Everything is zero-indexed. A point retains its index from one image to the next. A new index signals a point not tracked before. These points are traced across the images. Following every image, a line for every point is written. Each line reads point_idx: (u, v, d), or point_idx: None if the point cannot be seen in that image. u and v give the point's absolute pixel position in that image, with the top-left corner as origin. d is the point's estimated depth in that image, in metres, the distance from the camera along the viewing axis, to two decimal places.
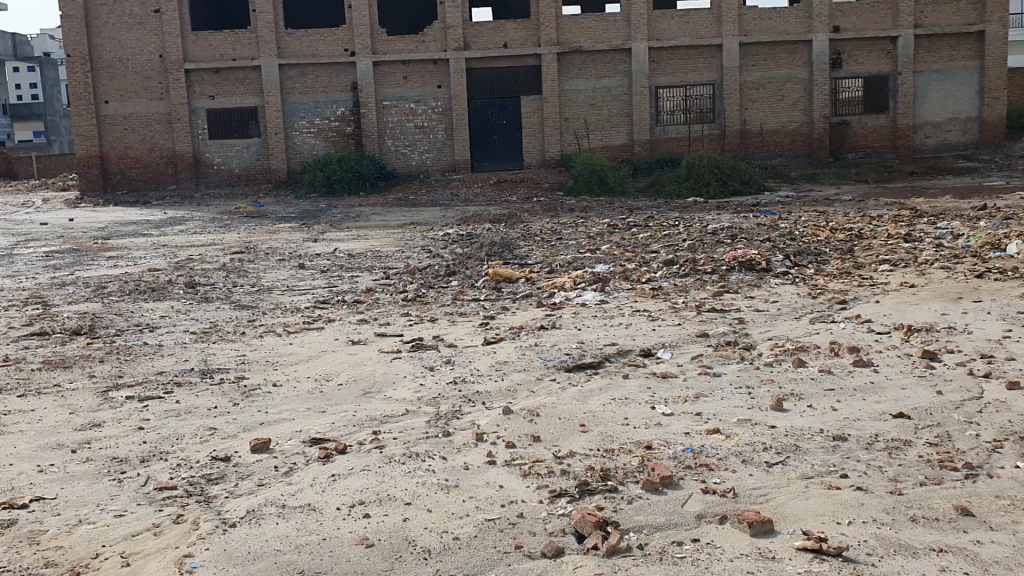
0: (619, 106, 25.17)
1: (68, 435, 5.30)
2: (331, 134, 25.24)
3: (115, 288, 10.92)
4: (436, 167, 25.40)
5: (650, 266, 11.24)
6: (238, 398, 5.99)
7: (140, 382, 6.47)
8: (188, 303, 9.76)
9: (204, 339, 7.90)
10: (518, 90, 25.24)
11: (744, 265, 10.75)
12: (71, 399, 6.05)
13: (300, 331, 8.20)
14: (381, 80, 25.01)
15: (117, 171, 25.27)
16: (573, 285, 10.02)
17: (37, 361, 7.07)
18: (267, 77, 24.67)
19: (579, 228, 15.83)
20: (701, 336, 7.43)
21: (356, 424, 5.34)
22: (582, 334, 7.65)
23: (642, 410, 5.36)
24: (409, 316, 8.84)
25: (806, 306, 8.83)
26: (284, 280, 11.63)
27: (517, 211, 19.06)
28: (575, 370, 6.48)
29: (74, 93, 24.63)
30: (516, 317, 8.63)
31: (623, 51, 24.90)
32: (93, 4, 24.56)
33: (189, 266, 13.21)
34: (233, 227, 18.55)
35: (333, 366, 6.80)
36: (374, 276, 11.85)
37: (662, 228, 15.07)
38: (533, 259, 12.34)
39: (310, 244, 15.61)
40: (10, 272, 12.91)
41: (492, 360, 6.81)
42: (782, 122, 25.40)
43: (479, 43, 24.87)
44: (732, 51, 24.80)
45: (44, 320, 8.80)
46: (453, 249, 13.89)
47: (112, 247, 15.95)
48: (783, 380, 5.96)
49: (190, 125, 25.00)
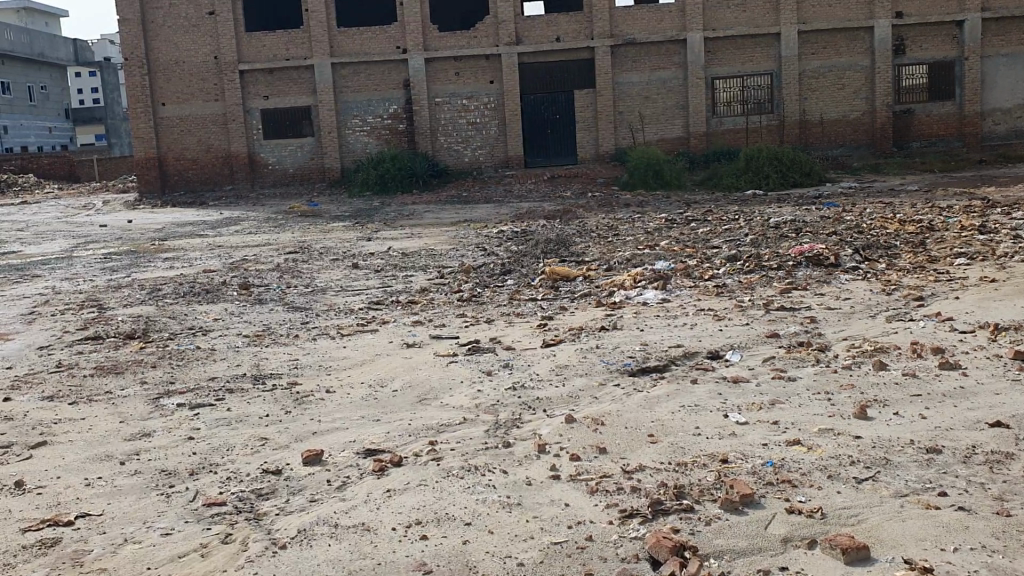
0: (674, 98, 24.68)
1: (117, 446, 5.14)
2: (385, 132, 25.16)
3: (170, 290, 10.85)
4: (489, 163, 25.19)
5: (712, 262, 10.85)
6: (291, 406, 5.78)
7: (192, 388, 6.30)
8: (242, 306, 9.63)
9: (257, 343, 7.75)
10: (571, 83, 24.88)
11: (811, 261, 10.32)
12: (122, 407, 5.91)
13: (353, 334, 7.99)
14: (433, 76, 24.86)
15: (174, 172, 25.44)
16: (632, 283, 9.67)
17: (90, 368, 6.95)
18: (320, 77, 24.68)
19: (636, 223, 15.48)
20: (771, 337, 7.08)
21: (412, 433, 5.10)
22: (645, 336, 7.33)
23: (714, 419, 5.05)
24: (464, 317, 8.57)
25: (881, 304, 8.39)
26: (337, 281, 11.47)
27: (572, 206, 18.74)
28: (639, 374, 6.19)
29: (132, 96, 24.87)
30: (576, 318, 8.33)
31: (678, 43, 24.43)
32: (148, 8, 24.72)
33: (243, 267, 13.13)
34: (288, 227, 18.51)
35: (388, 371, 6.57)
36: (428, 275, 11.64)
37: (722, 222, 14.65)
38: (590, 256, 12.03)
39: (364, 244, 15.46)
40: (68, 276, 12.94)
41: (552, 364, 6.52)
42: (843, 112, 24.70)
43: (531, 38, 24.57)
44: (791, 39, 24.16)
45: (99, 324, 8.72)
46: (508, 246, 13.63)
47: (169, 249, 16.03)
48: (864, 385, 5.57)
49: (246, 126, 25.11)
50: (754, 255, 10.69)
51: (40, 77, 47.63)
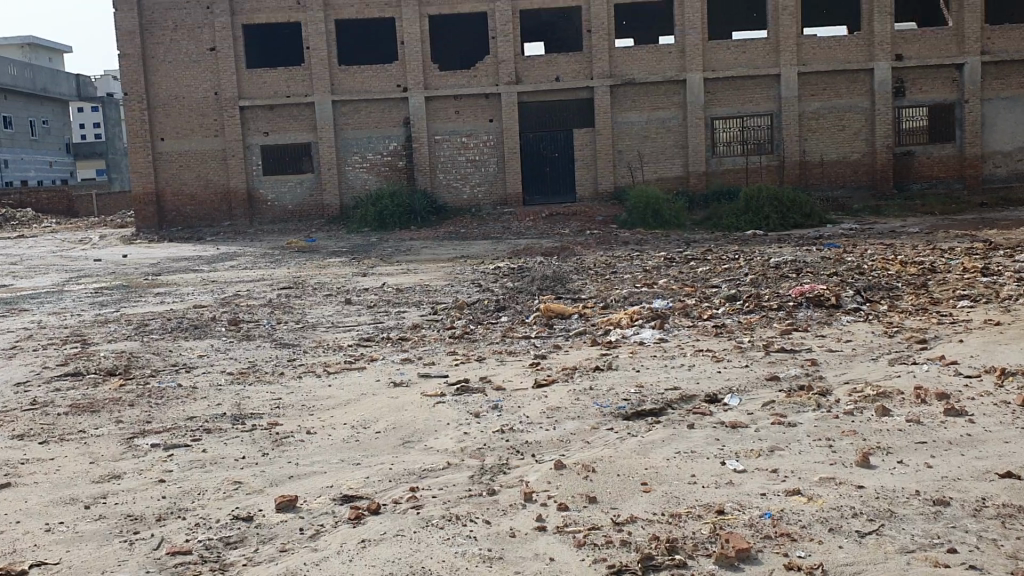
0: (674, 138, 24.65)
1: (83, 488, 4.90)
2: (384, 169, 25.09)
3: (156, 326, 10.66)
4: (488, 200, 25.09)
5: (711, 301, 10.66)
6: (268, 448, 5.54)
7: (169, 428, 6.07)
8: (228, 342, 9.42)
9: (240, 381, 7.52)
10: (571, 122, 24.87)
11: (812, 301, 10.12)
12: (94, 446, 5.67)
13: (340, 372, 7.76)
14: (433, 114, 24.85)
15: (173, 207, 25.33)
16: (629, 321, 9.47)
17: (65, 405, 6.70)
18: (320, 114, 24.67)
19: (635, 261, 15.31)
20: (771, 380, 6.85)
21: (392, 479, 4.88)
22: (640, 377, 7.10)
23: (711, 466, 4.83)
24: (456, 355, 8.34)
25: (883, 346, 8.17)
26: (328, 317, 11.28)
27: (569, 244, 18.61)
28: (634, 418, 5.96)
29: (131, 131, 24.81)
30: (570, 357, 8.10)
31: (677, 83, 24.44)
32: (150, 43, 24.70)
33: (235, 302, 12.94)
34: (283, 262, 18.35)
35: (373, 412, 6.33)
36: (422, 311, 11.43)
37: (721, 262, 14.50)
38: (586, 294, 11.85)
39: (359, 279, 15.28)
40: (56, 310, 12.74)
41: (544, 406, 6.29)
42: (843, 153, 24.67)
43: (531, 77, 24.59)
44: (791, 80, 24.18)
45: (80, 360, 8.49)
46: (503, 283, 13.45)
47: (161, 284, 15.85)
48: (867, 431, 5.34)
49: (245, 162, 25.05)
50: (754, 295, 10.50)
51: (43, 112, 47.86)
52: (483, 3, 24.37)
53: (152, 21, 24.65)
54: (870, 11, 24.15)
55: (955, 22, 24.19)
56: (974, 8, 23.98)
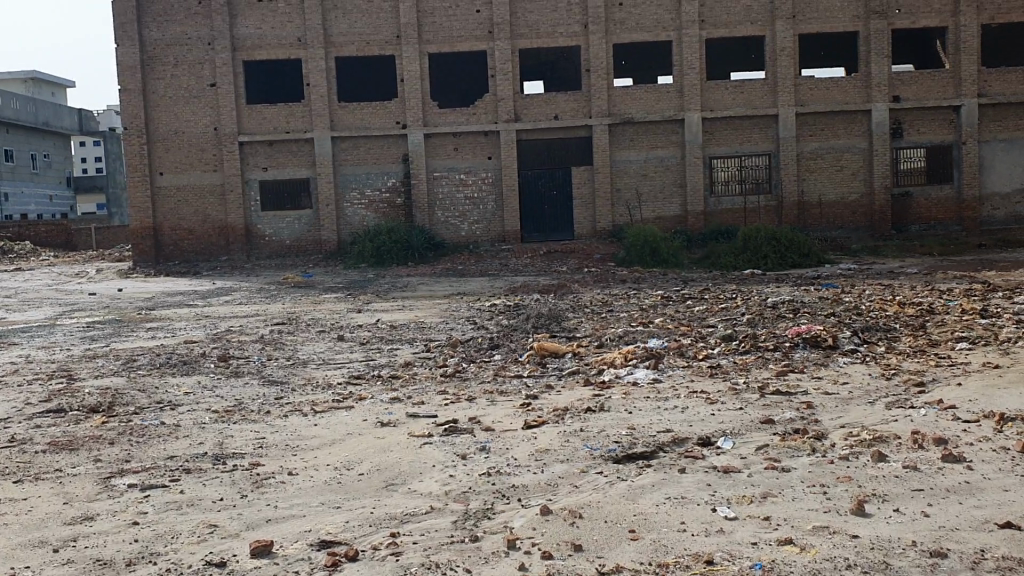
0: (672, 177, 24.67)
1: (54, 531, 4.75)
2: (382, 205, 25.07)
3: (145, 361, 10.52)
4: (486, 237, 25.05)
5: (707, 341, 10.54)
6: (247, 489, 5.41)
7: (147, 468, 5.93)
8: (217, 379, 9.28)
9: (225, 419, 7.38)
10: (569, 160, 24.91)
11: (809, 342, 10.00)
12: (70, 486, 5.52)
13: (328, 411, 7.62)
14: (432, 151, 24.90)
15: (170, 242, 25.26)
16: (623, 361, 9.34)
17: (43, 443, 6.55)
18: (319, 150, 24.71)
19: (631, 300, 15.21)
20: (765, 423, 6.71)
21: (373, 524, 4.75)
22: (633, 418, 6.96)
23: (701, 512, 4.69)
24: (446, 394, 8.20)
25: (880, 389, 8.04)
26: (320, 353, 11.15)
27: (566, 282, 18.51)
28: (624, 461, 5.82)
29: (130, 165, 24.80)
30: (563, 397, 7.97)
31: (676, 122, 24.52)
32: (151, 78, 24.77)
33: (227, 338, 12.80)
34: (279, 298, 18.23)
35: (359, 453, 6.20)
36: (414, 348, 11.31)
37: (719, 301, 14.40)
38: (581, 333, 11.73)
39: (354, 315, 15.16)
40: (45, 344, 12.60)
41: (533, 448, 6.14)
42: (841, 193, 24.67)
43: (530, 115, 24.66)
44: (789, 121, 24.25)
45: (64, 395, 8.34)
46: (499, 321, 13.33)
47: (154, 318, 15.74)
48: (862, 477, 5.20)
49: (244, 197, 25.04)
50: (750, 335, 10.38)
51: (44, 146, 47.99)
52: (483, 41, 24.50)
53: (153, 56, 24.74)
54: (867, 52, 24.27)
55: (952, 64, 24.30)
56: (971, 51, 24.11)
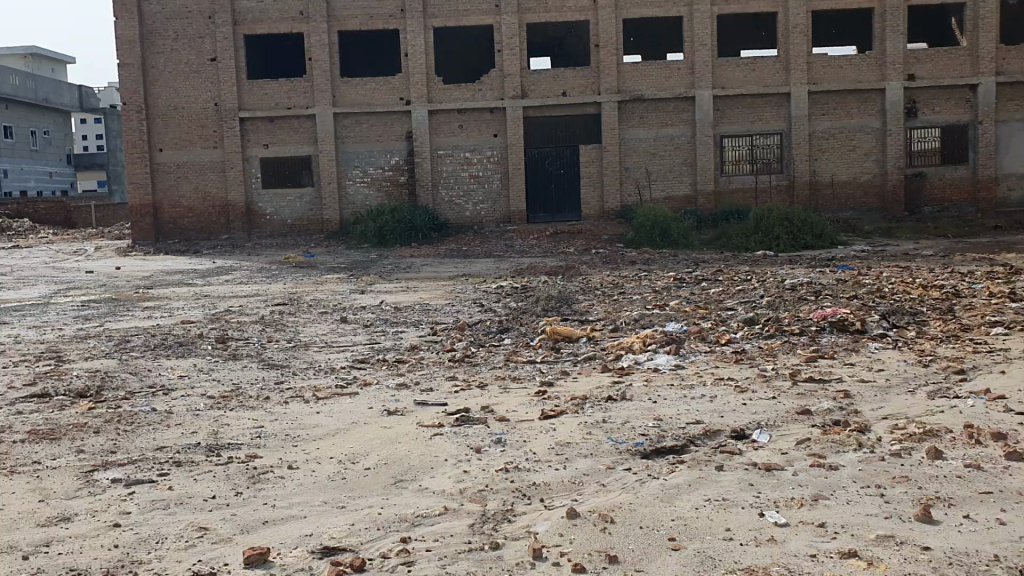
0: (682, 156, 24.10)
1: (25, 534, 4.25)
2: (385, 184, 24.52)
3: (140, 342, 10.04)
4: (491, 218, 24.50)
5: (728, 325, 10.04)
6: (242, 486, 4.92)
7: (133, 460, 5.44)
8: (213, 362, 8.79)
9: (221, 406, 6.89)
10: (577, 137, 24.32)
11: (835, 327, 9.48)
12: (47, 481, 5.02)
13: (330, 397, 7.12)
14: (436, 128, 24.31)
15: (170, 221, 24.71)
16: (642, 346, 8.83)
17: (23, 432, 6.06)
18: (321, 127, 24.13)
19: (643, 281, 14.70)
20: (801, 415, 6.21)
21: (381, 527, 4.28)
22: (657, 408, 6.45)
23: (747, 517, 4.22)
24: (455, 380, 7.70)
25: (918, 377, 7.52)
26: (322, 336, 10.65)
27: (575, 263, 17.99)
28: (653, 456, 5.34)
29: (129, 142, 24.20)
30: (580, 385, 7.47)
31: (686, 100, 23.93)
32: (150, 52, 24.15)
33: (225, 319, 12.32)
34: (280, 277, 17.75)
35: (364, 444, 5.70)
36: (420, 331, 10.81)
37: (734, 283, 13.89)
38: (594, 315, 11.24)
39: (357, 296, 14.68)
40: (37, 323, 12.12)
41: (553, 441, 5.65)
42: (854, 174, 24.10)
43: (537, 92, 24.05)
44: (801, 99, 23.66)
45: (50, 379, 7.85)
46: (507, 303, 12.85)
47: (151, 298, 15.25)
48: (922, 478, 4.68)
49: (245, 175, 24.48)
50: (773, 318, 9.88)
51: (44, 122, 47.32)
52: (490, 15, 23.85)
53: (152, 30, 24.12)
54: (883, 29, 23.64)
55: (969, 41, 23.67)
56: (989, 28, 23.49)
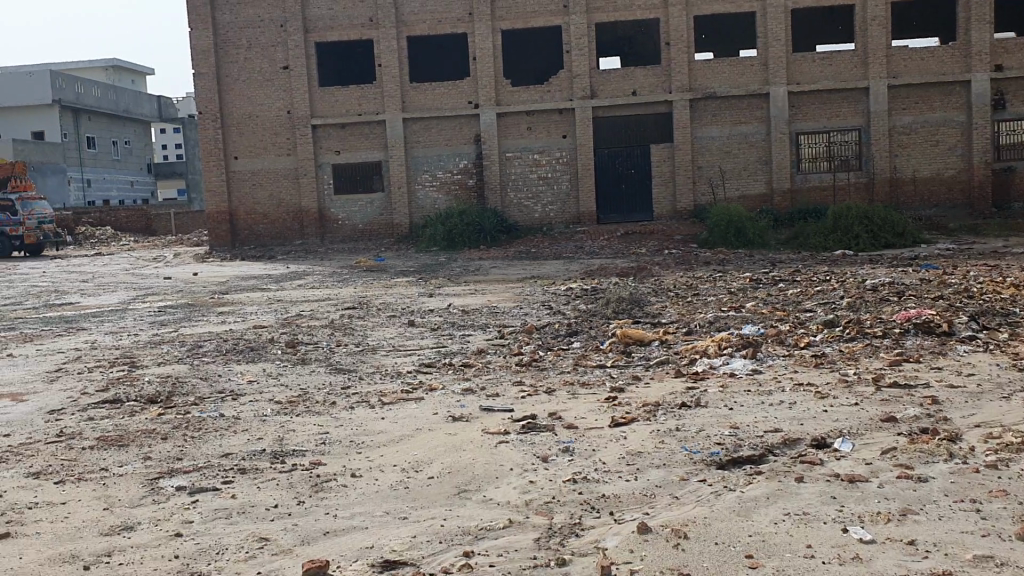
0: (756, 155, 23.57)
1: (88, 543, 4.23)
2: (454, 188, 24.53)
3: (211, 347, 10.13)
4: (561, 219, 24.31)
5: (807, 327, 9.67)
6: (304, 495, 4.83)
7: (199, 467, 5.41)
8: (282, 366, 8.79)
9: (287, 412, 6.85)
10: (647, 137, 23.98)
11: (921, 329, 9.06)
12: (113, 489, 5.01)
13: (396, 403, 7.03)
14: (505, 131, 24.21)
15: (246, 227, 25.11)
16: (716, 350, 8.56)
17: (92, 438, 6.09)
18: (391, 132, 24.25)
19: (717, 282, 14.36)
20: (886, 422, 5.89)
21: (443, 540, 4.13)
22: (733, 416, 6.20)
23: (829, 533, 3.96)
24: (523, 385, 7.54)
25: (1012, 382, 7.11)
26: (390, 340, 10.60)
27: (647, 264, 17.70)
28: (729, 467, 5.10)
29: (205, 150, 24.66)
30: (651, 391, 7.24)
31: (760, 97, 23.39)
32: (224, 62, 24.57)
33: (295, 323, 12.39)
34: (352, 281, 17.85)
35: (429, 452, 5.58)
36: (488, 335, 10.68)
37: (812, 283, 13.45)
38: (666, 318, 10.98)
39: (426, 300, 14.65)
40: (114, 329, 12.36)
41: (623, 450, 5.44)
42: (937, 170, 23.27)
43: (606, 92, 23.78)
44: (881, 93, 22.93)
45: (123, 384, 7.94)
46: (576, 305, 12.65)
47: (226, 303, 15.46)
48: (1021, 492, 4.36)
49: (317, 181, 24.74)
50: (854, 321, 9.50)
51: (125, 132, 48.66)
52: (558, 16, 23.67)
53: (227, 40, 24.54)
54: (967, 19, 22.78)
55: None
56: None
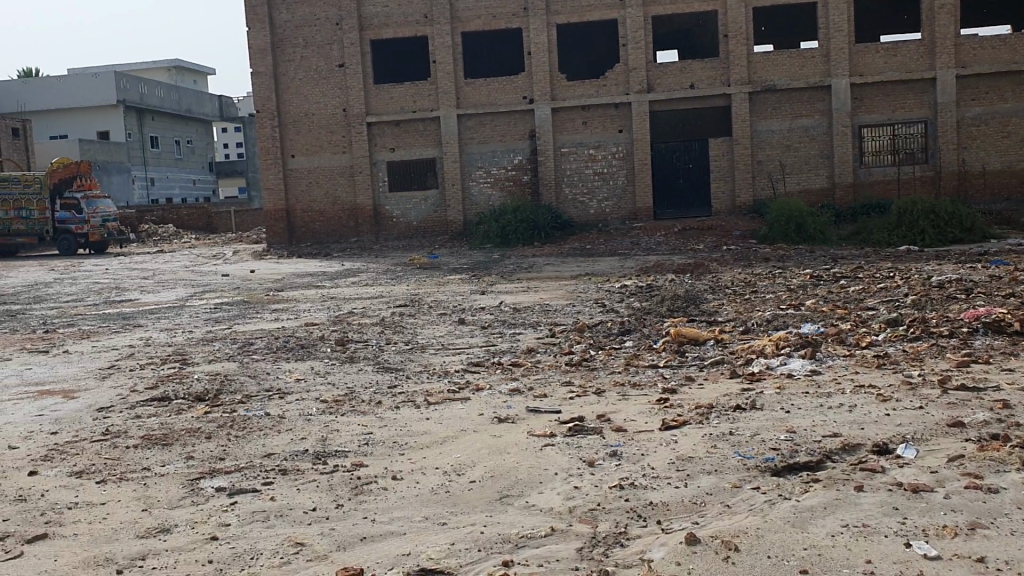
0: (818, 148, 23.01)
1: (123, 546, 4.18)
2: (508, 184, 24.41)
3: (262, 345, 10.14)
4: (616, 215, 24.03)
5: (868, 326, 9.33)
6: (344, 498, 4.72)
7: (240, 467, 5.33)
8: (330, 364, 8.74)
9: (332, 411, 6.77)
10: (705, 131, 23.57)
11: (990, 327, 8.66)
12: (153, 489, 4.96)
13: (441, 403, 6.90)
14: (560, 126, 24.00)
15: (302, 224, 25.29)
16: (774, 349, 8.27)
17: (137, 437, 6.07)
18: (445, 128, 24.20)
19: (776, 280, 14.01)
20: (954, 427, 5.59)
21: (483, 548, 3.99)
22: (791, 419, 5.95)
23: (890, 547, 3.72)
24: (572, 386, 7.37)
25: None
26: (440, 338, 10.50)
27: (703, 260, 17.37)
28: (785, 474, 4.88)
29: (263, 149, 24.88)
30: (705, 392, 7.01)
31: (821, 90, 22.84)
32: (282, 60, 24.74)
33: (346, 320, 12.38)
34: (405, 279, 17.83)
35: (472, 454, 5.44)
36: (539, 333, 10.53)
37: (875, 280, 13.04)
38: (722, 316, 10.71)
39: (477, 297, 14.55)
40: (169, 326, 12.47)
41: (673, 455, 5.24)
42: (1007, 163, 22.47)
43: (663, 86, 23.42)
44: (948, 84, 22.23)
45: (172, 382, 7.95)
46: (630, 303, 12.43)
47: (280, 300, 15.53)
48: None
49: (372, 178, 24.81)
50: (919, 319, 9.14)
51: (187, 132, 49.46)
52: (614, 10, 23.39)
53: (284, 38, 24.72)
54: None
55: None
56: None
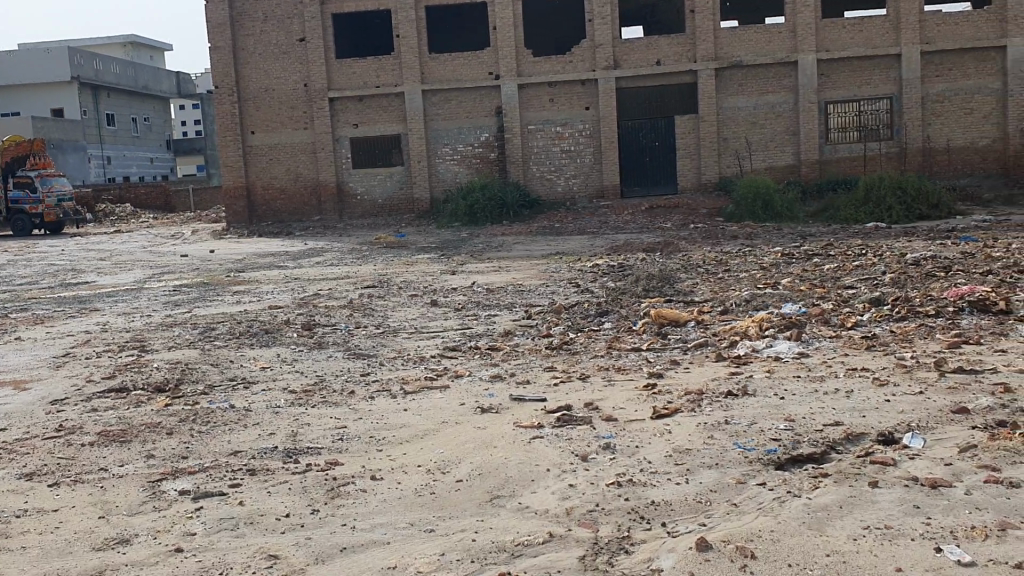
0: (786, 124, 22.84)
1: (78, 560, 3.79)
2: (475, 161, 23.96)
3: (224, 330, 9.68)
4: (583, 193, 23.71)
5: (851, 305, 9.10)
6: (319, 502, 4.35)
7: (206, 467, 4.94)
8: (298, 351, 8.33)
9: (302, 402, 6.38)
10: (672, 107, 23.29)
11: (976, 307, 8.46)
12: (111, 493, 4.57)
13: (417, 392, 6.55)
14: (526, 102, 23.58)
15: (263, 203, 24.65)
16: (759, 331, 8.01)
17: (93, 434, 5.65)
18: (410, 104, 23.67)
19: (749, 258, 13.78)
20: (958, 414, 5.35)
21: (477, 559, 3.65)
22: (787, 406, 5.68)
23: (919, 553, 3.45)
24: (554, 371, 7.04)
25: None
26: (411, 321, 10.12)
27: (673, 238, 17.11)
28: (789, 466, 4.62)
29: (221, 125, 24.17)
30: (692, 377, 6.73)
31: (789, 65, 22.63)
32: (240, 34, 24.01)
33: (312, 303, 11.93)
34: (372, 258, 17.35)
35: (457, 449, 5.09)
36: (514, 315, 10.18)
37: (850, 257, 12.85)
38: (699, 295, 10.45)
39: (447, 277, 14.16)
40: (127, 310, 11.95)
41: (670, 447, 4.94)
42: (972, 138, 22.50)
43: (630, 61, 23.09)
44: (914, 60, 22.14)
45: (131, 371, 7.51)
46: (604, 283, 12.11)
47: (242, 281, 15.00)
48: None
49: (335, 155, 24.21)
50: (901, 299, 8.92)
51: (143, 109, 48.24)
52: None
53: (242, 11, 23.97)
54: None
55: None
56: None
